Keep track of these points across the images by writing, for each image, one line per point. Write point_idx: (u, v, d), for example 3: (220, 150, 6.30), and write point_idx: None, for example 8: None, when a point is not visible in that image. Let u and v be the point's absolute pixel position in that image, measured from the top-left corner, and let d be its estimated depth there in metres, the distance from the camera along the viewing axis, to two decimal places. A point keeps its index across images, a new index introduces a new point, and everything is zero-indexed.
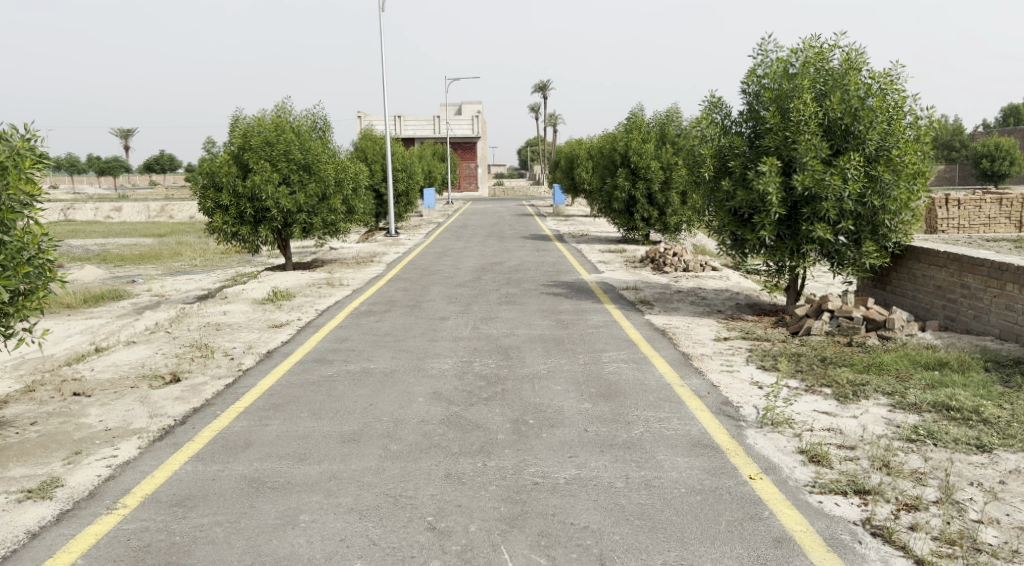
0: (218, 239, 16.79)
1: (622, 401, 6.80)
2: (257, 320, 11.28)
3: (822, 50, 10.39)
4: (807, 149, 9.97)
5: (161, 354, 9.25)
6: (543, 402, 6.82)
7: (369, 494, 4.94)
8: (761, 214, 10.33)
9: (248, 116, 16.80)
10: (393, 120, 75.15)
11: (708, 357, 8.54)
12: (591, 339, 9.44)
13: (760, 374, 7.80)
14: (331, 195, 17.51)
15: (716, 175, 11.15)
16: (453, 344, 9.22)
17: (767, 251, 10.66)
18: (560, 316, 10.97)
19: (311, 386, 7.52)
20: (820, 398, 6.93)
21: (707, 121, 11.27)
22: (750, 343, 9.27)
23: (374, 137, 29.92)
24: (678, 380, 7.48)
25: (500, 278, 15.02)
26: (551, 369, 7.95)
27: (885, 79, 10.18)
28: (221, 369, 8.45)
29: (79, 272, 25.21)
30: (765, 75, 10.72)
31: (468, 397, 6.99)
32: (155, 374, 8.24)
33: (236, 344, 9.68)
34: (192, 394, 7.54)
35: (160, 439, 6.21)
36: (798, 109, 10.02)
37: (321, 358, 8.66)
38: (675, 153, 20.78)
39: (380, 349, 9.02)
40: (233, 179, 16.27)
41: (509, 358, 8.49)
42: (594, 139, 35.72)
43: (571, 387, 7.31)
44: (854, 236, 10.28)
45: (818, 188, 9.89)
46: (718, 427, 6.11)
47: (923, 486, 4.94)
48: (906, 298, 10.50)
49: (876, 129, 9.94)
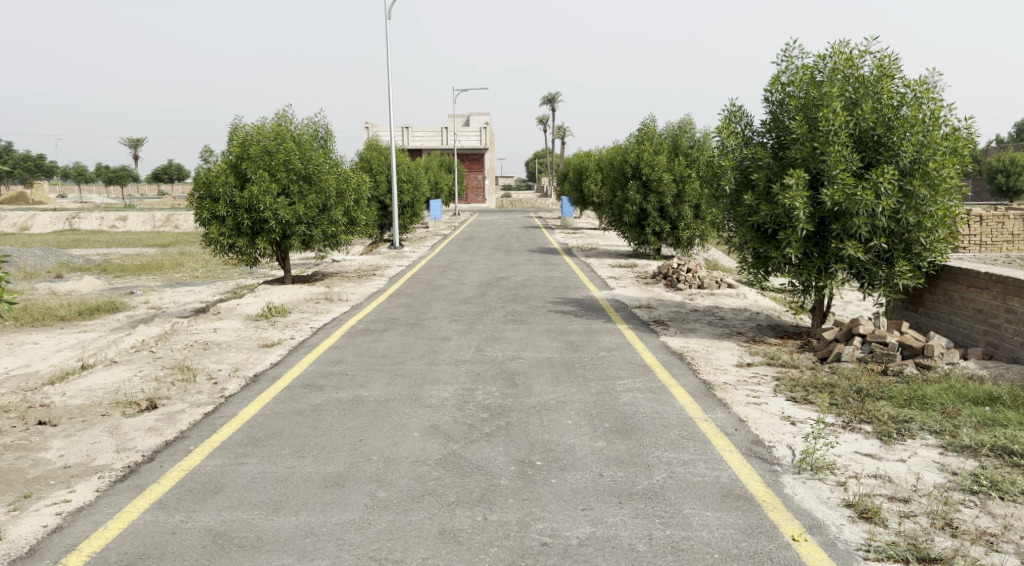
0: (214, 251, 16.16)
1: (640, 438, 6.10)
2: (248, 339, 10.61)
3: (852, 56, 9.72)
4: (837, 161, 9.28)
5: (140, 377, 8.59)
6: (552, 439, 6.12)
7: (351, 555, 4.29)
8: (787, 231, 9.60)
9: (248, 125, 16.24)
10: (401, 131, 74.83)
11: (732, 386, 7.83)
12: (603, 364, 8.74)
13: (791, 407, 7.10)
14: (332, 207, 16.88)
15: (737, 189, 10.44)
16: (454, 368, 8.54)
17: (792, 270, 9.95)
18: (569, 337, 10.26)
19: (296, 417, 6.84)
20: (862, 437, 6.23)
21: (727, 131, 10.60)
22: (776, 370, 8.57)
23: (379, 147, 29.35)
24: (700, 414, 6.79)
25: (506, 295, 14.35)
26: (560, 399, 7.25)
27: (920, 87, 9.51)
28: (202, 396, 7.78)
29: (77, 284, 24.64)
30: (790, 82, 10.06)
31: (468, 433, 6.29)
32: (130, 401, 7.57)
33: (221, 365, 9.02)
34: (166, 424, 6.87)
35: (122, 480, 5.53)
36: (827, 118, 9.34)
37: (311, 384, 7.98)
38: (689, 165, 20.01)
39: (375, 374, 8.34)
40: (231, 189, 15.63)
41: (514, 385, 7.79)
42: (603, 151, 35.20)
43: (583, 420, 6.61)
44: (885, 255, 9.58)
45: (849, 203, 9.18)
46: (751, 474, 5.42)
47: (998, 554, 4.28)
48: (941, 322, 9.79)
49: (911, 141, 9.26)
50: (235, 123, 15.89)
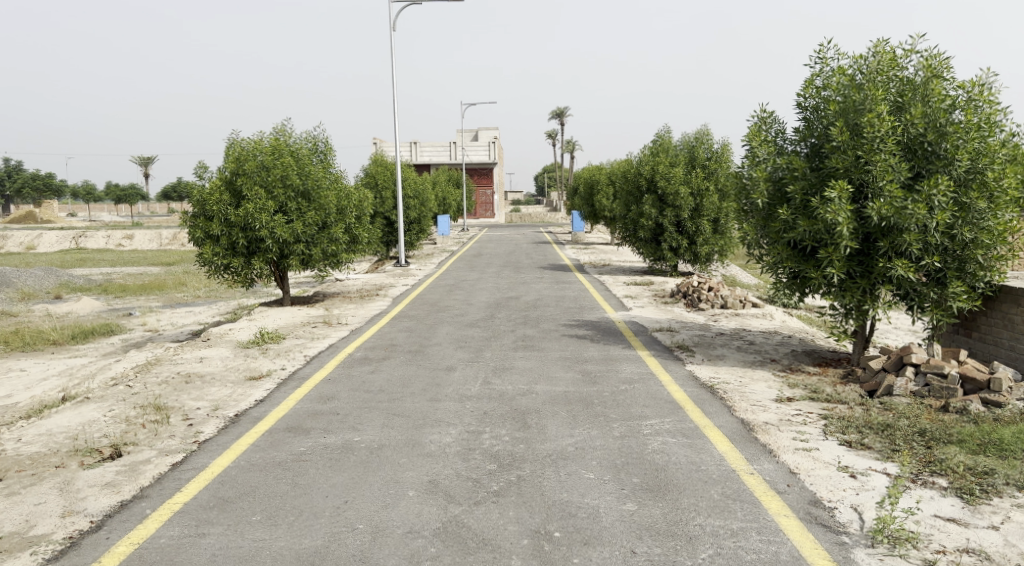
0: (208, 272, 15.32)
1: (676, 499, 5.18)
2: (235, 370, 9.69)
3: (896, 55, 8.85)
4: (883, 171, 8.38)
5: (108, 418, 7.68)
6: (572, 499, 5.20)
7: None
8: (828, 248, 8.64)
9: (245, 139, 15.38)
10: (408, 147, 74.33)
11: (774, 428, 6.86)
12: (626, 400, 7.76)
13: (848, 455, 6.18)
14: (332, 224, 15.93)
15: (770, 203, 9.48)
16: (458, 407, 7.58)
17: (833, 291, 8.99)
18: (586, 367, 9.29)
19: (274, 470, 5.92)
20: (940, 494, 5.31)
21: (756, 139, 9.68)
22: (822, 408, 7.61)
23: (385, 162, 28.50)
24: (745, 465, 5.86)
25: (517, 317, 13.39)
26: (579, 446, 6.30)
27: (975, 88, 8.60)
28: (173, 441, 6.87)
29: (74, 305, 23.80)
30: (826, 85, 9.16)
31: (473, 491, 5.36)
32: (90, 448, 6.66)
33: (201, 403, 8.10)
34: (126, 478, 5.96)
35: (57, 559, 4.69)
36: (873, 124, 8.43)
37: (296, 427, 7.04)
38: (707, 177, 19.04)
39: (369, 414, 7.40)
40: (225, 207, 14.82)
41: (526, 428, 6.82)
42: (616, 164, 34.41)
43: (608, 474, 5.66)
44: (937, 275, 8.66)
45: (898, 218, 8.27)
46: (817, 549, 4.57)
47: None
48: (1000, 348, 8.92)
49: (966, 149, 8.35)
50: (230, 138, 15.06)
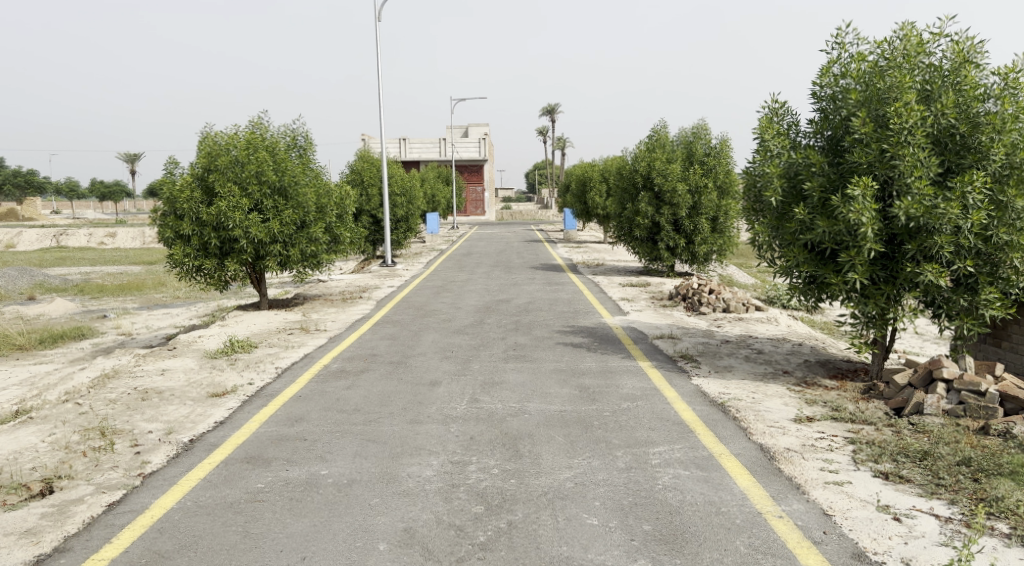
0: (179, 274, 14.42)
1: (695, 554, 4.42)
2: (198, 385, 8.81)
3: (923, 40, 8.07)
4: (911, 166, 7.59)
5: (46, 444, 6.80)
6: (571, 556, 4.40)
7: None
8: (850, 251, 7.85)
9: (218, 134, 14.50)
10: (397, 145, 73.35)
11: (799, 455, 6.04)
12: (629, 422, 6.93)
13: (887, 490, 5.38)
14: (311, 223, 15.02)
15: (784, 201, 8.67)
16: (441, 430, 6.73)
17: (855, 299, 8.19)
18: (583, 381, 8.45)
19: (224, 513, 5.10)
20: (1005, 546, 4.53)
21: (768, 131, 8.90)
22: (847, 430, 6.80)
23: (371, 158, 27.60)
24: (772, 506, 5.05)
25: (507, 322, 12.57)
26: (580, 481, 5.48)
27: (1010, 74, 7.83)
28: (115, 473, 6.02)
29: (47, 307, 22.76)
30: (845, 73, 8.38)
31: (456, 543, 4.56)
32: (18, 484, 5.81)
33: (153, 426, 7.23)
34: (51, 523, 5.12)
35: None
36: (900, 114, 7.64)
37: (257, 457, 6.18)
38: (705, 174, 18.26)
39: (341, 439, 6.55)
40: (197, 205, 13.93)
41: (518, 458, 5.99)
42: (609, 162, 33.65)
43: (614, 518, 4.86)
44: (968, 281, 7.84)
45: (929, 218, 7.51)
46: None
47: None
48: None
49: (1004, 141, 7.57)
50: (202, 131, 14.19)
